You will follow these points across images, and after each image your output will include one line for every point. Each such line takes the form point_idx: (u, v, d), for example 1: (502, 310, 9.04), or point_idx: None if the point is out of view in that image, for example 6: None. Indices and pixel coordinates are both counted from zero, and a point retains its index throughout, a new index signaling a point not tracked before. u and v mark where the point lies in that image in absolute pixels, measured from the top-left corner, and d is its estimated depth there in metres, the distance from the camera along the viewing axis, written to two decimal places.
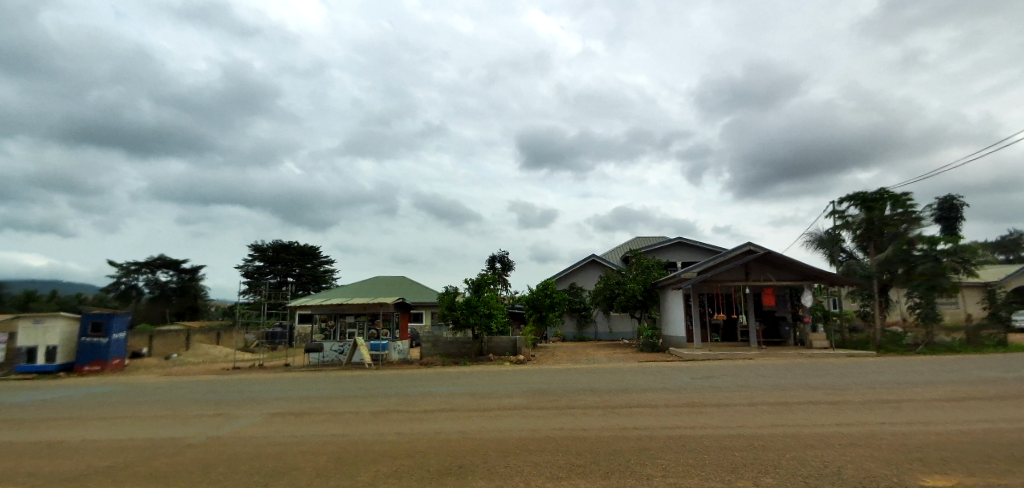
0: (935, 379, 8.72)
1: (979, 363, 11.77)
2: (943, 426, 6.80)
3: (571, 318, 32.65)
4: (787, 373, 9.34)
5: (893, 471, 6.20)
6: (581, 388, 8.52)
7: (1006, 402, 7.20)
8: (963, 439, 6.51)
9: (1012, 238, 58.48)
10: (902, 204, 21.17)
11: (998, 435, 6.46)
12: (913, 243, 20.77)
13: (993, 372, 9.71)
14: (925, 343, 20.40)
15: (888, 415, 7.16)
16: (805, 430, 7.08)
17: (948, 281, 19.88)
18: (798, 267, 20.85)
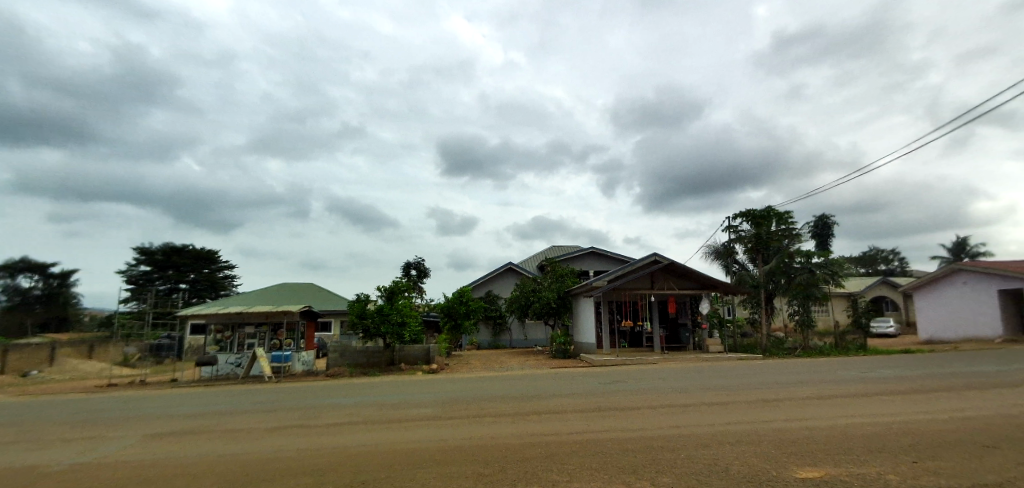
0: (808, 379, 9.65)
1: (847, 366, 13.05)
2: (815, 421, 7.54)
3: (486, 326, 32.88)
4: (685, 376, 9.93)
5: (772, 466, 6.76)
6: (494, 395, 8.53)
7: (864, 398, 8.11)
8: (831, 434, 7.24)
9: (872, 253, 66.84)
10: (784, 222, 23.37)
11: (858, 428, 7.26)
12: (793, 257, 23.06)
13: (854, 373, 10.92)
14: (802, 347, 22.69)
15: (770, 413, 7.83)
16: (700, 430, 7.54)
17: (820, 291, 22.31)
18: (698, 277, 22.53)
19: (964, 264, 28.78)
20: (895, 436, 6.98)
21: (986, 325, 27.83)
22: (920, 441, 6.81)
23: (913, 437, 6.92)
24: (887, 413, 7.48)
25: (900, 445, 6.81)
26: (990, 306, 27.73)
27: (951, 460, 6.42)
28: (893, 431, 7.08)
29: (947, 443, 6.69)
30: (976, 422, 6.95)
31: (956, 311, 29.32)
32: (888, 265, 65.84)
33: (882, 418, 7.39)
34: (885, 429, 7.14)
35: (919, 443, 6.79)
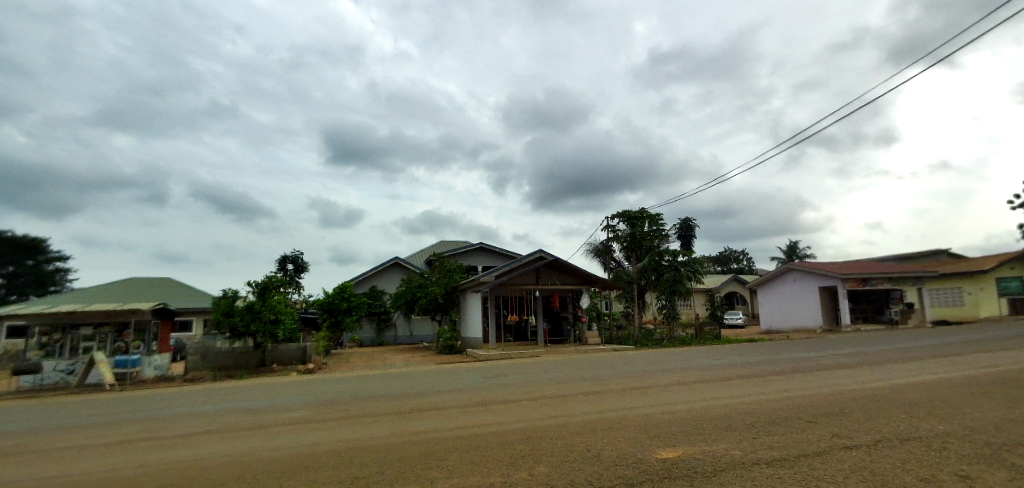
0: (670, 367, 10.59)
1: (703, 353, 14.41)
2: (675, 406, 8.28)
3: (370, 323, 32.36)
4: (565, 368, 10.43)
5: (638, 448, 7.30)
6: (375, 396, 8.33)
7: (715, 383, 9.07)
8: (689, 416, 8.01)
9: (726, 253, 75.46)
10: (654, 223, 25.68)
11: (710, 410, 8.08)
12: (662, 255, 25.09)
13: (709, 359, 12.26)
14: (668, 338, 24.78)
15: (638, 400, 8.45)
16: (576, 419, 7.96)
17: (684, 286, 24.87)
18: (578, 273, 24.49)
19: (794, 263, 33.54)
20: (740, 414, 7.89)
21: (808, 315, 32.73)
22: (758, 418, 7.78)
23: (752, 416, 7.84)
24: (731, 396, 8.43)
25: (742, 424, 7.69)
26: (812, 300, 32.58)
27: (781, 433, 7.40)
28: (737, 411, 7.97)
29: (778, 418, 7.70)
30: (800, 399, 8.09)
31: (789, 304, 34.14)
32: (739, 264, 74.84)
33: (729, 400, 8.30)
34: (731, 410, 8.02)
35: (757, 419, 7.74)
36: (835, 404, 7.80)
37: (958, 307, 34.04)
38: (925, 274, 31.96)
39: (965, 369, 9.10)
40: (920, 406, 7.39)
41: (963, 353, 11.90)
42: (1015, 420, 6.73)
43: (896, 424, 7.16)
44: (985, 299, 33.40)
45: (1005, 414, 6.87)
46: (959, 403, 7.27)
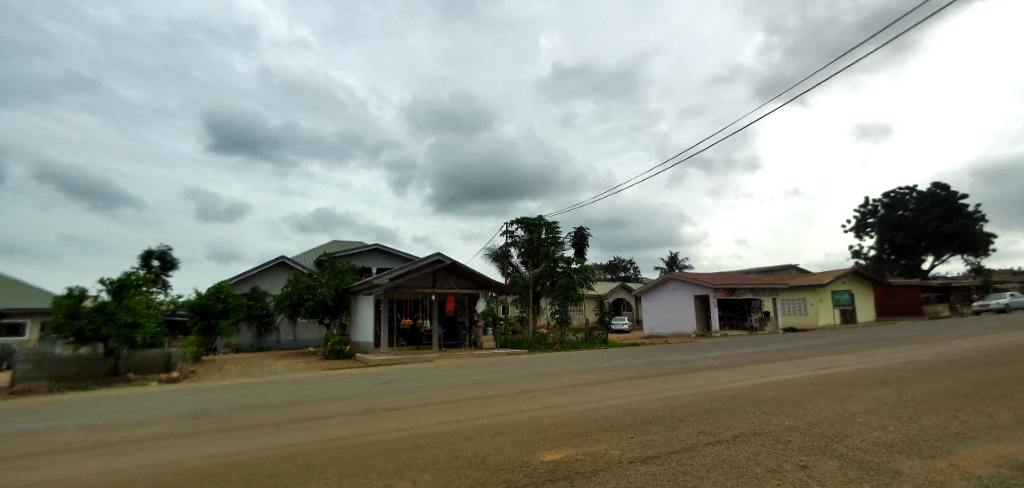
0: (558, 371, 11.20)
1: (592, 356, 15.38)
2: (561, 408, 8.66)
3: (250, 326, 30.51)
4: (458, 373, 10.66)
5: (526, 450, 7.44)
6: (255, 411, 7.86)
7: (596, 387, 9.70)
8: (575, 418, 8.39)
9: (616, 263, 81.16)
10: (551, 230, 27.62)
11: (592, 412, 8.54)
12: (557, 261, 27.17)
13: (597, 363, 13.05)
14: (560, 342, 26.50)
15: (527, 404, 8.73)
16: (466, 424, 8.00)
17: (576, 292, 26.65)
18: (476, 277, 24.93)
19: (675, 273, 36.83)
20: (620, 416, 8.40)
21: (685, 321, 35.96)
22: (638, 418, 8.32)
23: (629, 417, 8.39)
24: (610, 400, 8.99)
25: (620, 424, 8.19)
26: (688, 307, 36.04)
27: (656, 431, 7.95)
28: (616, 413, 8.51)
29: (655, 417, 8.29)
30: (675, 401, 8.78)
31: (669, 310, 37.33)
32: (627, 273, 80.84)
33: (607, 403, 8.85)
34: (611, 413, 8.53)
35: (635, 420, 8.27)
36: (702, 403, 8.57)
37: (803, 316, 39.04)
38: (779, 286, 36.57)
39: (804, 370, 10.45)
40: (771, 403, 8.32)
41: (804, 356, 13.72)
42: (840, 414, 7.78)
43: (753, 421, 7.94)
44: (823, 308, 38.75)
45: (832, 408, 7.95)
46: (800, 400, 8.30)
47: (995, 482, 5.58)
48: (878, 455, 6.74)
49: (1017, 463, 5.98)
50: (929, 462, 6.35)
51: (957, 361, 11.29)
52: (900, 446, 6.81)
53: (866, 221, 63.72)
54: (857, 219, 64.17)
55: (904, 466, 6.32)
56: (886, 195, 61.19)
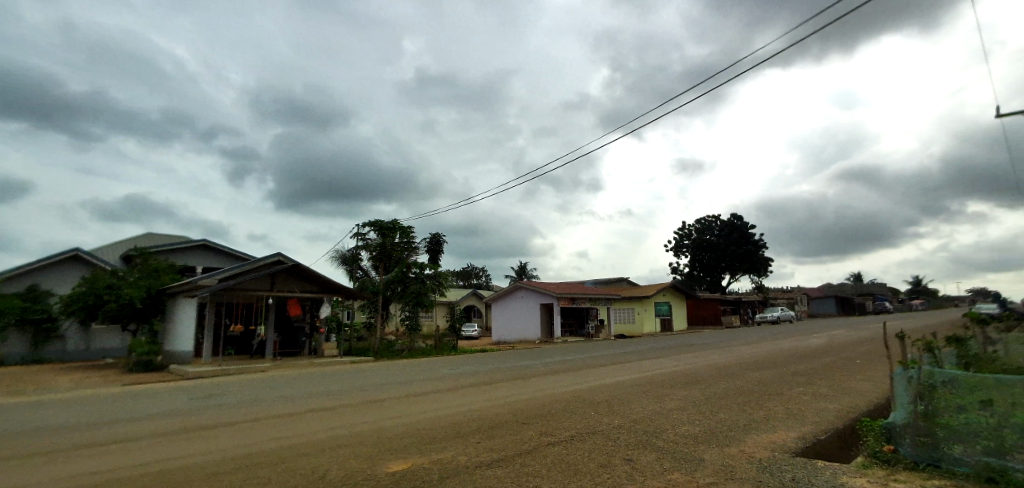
0: (401, 392, 11.42)
1: (416, 369, 17.35)
2: (406, 420, 8.62)
3: (22, 334, 25.18)
4: (294, 399, 10.39)
5: (371, 464, 6.91)
6: (21, 449, 6.62)
7: (440, 403, 9.99)
8: (421, 426, 8.40)
9: (469, 269, 83.88)
10: (405, 236, 29.35)
11: (439, 423, 8.55)
12: (410, 267, 28.78)
13: (435, 380, 14.05)
14: (408, 348, 27.88)
15: (372, 419, 8.56)
16: (305, 440, 7.53)
17: (427, 298, 28.69)
18: (318, 280, 24.90)
19: (523, 282, 39.01)
20: (466, 423, 8.54)
21: (531, 328, 38.34)
22: (486, 424, 8.53)
23: (476, 423, 8.59)
24: (457, 412, 9.17)
25: (466, 430, 8.31)
26: (534, 315, 38.35)
27: (503, 435, 8.14)
28: (463, 421, 8.64)
29: (501, 423, 8.54)
30: (518, 409, 9.19)
31: (515, 318, 39.52)
32: (478, 280, 83.77)
33: (453, 414, 9.03)
34: (457, 422, 8.62)
35: (483, 425, 8.46)
36: (544, 407, 9.17)
37: (632, 323, 42.79)
38: (612, 296, 40.84)
39: (622, 377, 11.81)
40: (602, 405, 9.14)
41: (625, 361, 15.60)
42: (659, 412, 8.74)
43: (590, 420, 8.59)
44: (647, 317, 43.69)
45: (653, 407, 8.93)
46: (628, 401, 9.21)
47: (772, 462, 5.69)
48: (687, 443, 7.21)
49: (787, 446, 6.47)
50: (723, 450, 6.46)
51: (745, 365, 13.41)
52: (703, 437, 7.43)
53: (681, 241, 73.57)
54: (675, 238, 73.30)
55: (704, 455, 6.24)
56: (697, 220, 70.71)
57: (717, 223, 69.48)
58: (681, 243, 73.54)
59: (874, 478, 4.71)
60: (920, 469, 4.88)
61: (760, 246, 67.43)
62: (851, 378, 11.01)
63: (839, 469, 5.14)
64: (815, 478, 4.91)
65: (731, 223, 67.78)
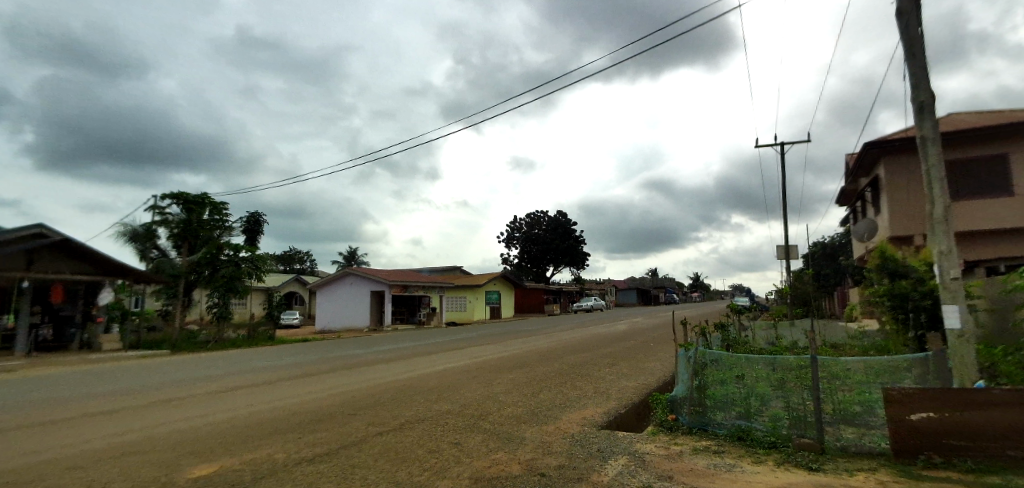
0: (194, 395, 9.55)
1: (219, 363, 14.89)
2: (208, 425, 7.17)
3: None
4: (36, 411, 7.82)
5: (166, 470, 5.41)
6: None
7: (251, 403, 8.61)
8: (227, 429, 7.05)
9: (291, 253, 75.95)
10: (217, 212, 25.01)
11: (251, 424, 7.31)
12: (221, 248, 24.97)
13: (239, 375, 12.26)
14: (215, 340, 23.78)
15: (159, 431, 6.87)
16: (60, 457, 5.61)
17: (242, 284, 25.28)
18: (99, 258, 20.00)
19: (353, 268, 36.89)
20: (287, 420, 7.49)
21: (360, 316, 36.42)
22: (311, 416, 7.73)
23: (299, 419, 7.59)
24: (274, 410, 7.97)
25: (288, 426, 7.23)
26: (362, 303, 36.60)
27: (332, 426, 7.28)
28: (282, 420, 7.52)
29: (329, 416, 7.72)
30: (346, 403, 8.44)
31: (343, 305, 37.23)
32: (302, 265, 76.38)
33: (268, 413, 7.83)
34: (275, 421, 7.48)
35: (307, 418, 7.61)
36: (374, 397, 8.75)
37: (464, 311, 44.39)
38: (444, 285, 40.97)
39: (447, 364, 11.94)
40: (433, 393, 9.03)
41: (456, 347, 16.04)
42: (488, 396, 9.05)
43: (423, 408, 8.35)
44: (477, 306, 45.55)
45: (480, 392, 9.20)
46: (456, 388, 9.30)
47: (582, 435, 6.32)
48: (516, 423, 7.54)
49: (593, 421, 7.26)
50: (541, 428, 6.92)
51: (557, 349, 14.83)
52: (529, 418, 7.85)
53: (510, 233, 78.08)
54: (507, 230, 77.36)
55: (527, 434, 6.62)
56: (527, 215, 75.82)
57: (544, 219, 75.79)
58: (512, 236, 77.84)
59: (660, 443, 5.56)
60: (694, 433, 5.96)
61: (579, 242, 75.94)
62: (643, 358, 13.07)
63: (635, 438, 5.96)
64: (615, 448, 5.57)
65: (557, 220, 74.81)
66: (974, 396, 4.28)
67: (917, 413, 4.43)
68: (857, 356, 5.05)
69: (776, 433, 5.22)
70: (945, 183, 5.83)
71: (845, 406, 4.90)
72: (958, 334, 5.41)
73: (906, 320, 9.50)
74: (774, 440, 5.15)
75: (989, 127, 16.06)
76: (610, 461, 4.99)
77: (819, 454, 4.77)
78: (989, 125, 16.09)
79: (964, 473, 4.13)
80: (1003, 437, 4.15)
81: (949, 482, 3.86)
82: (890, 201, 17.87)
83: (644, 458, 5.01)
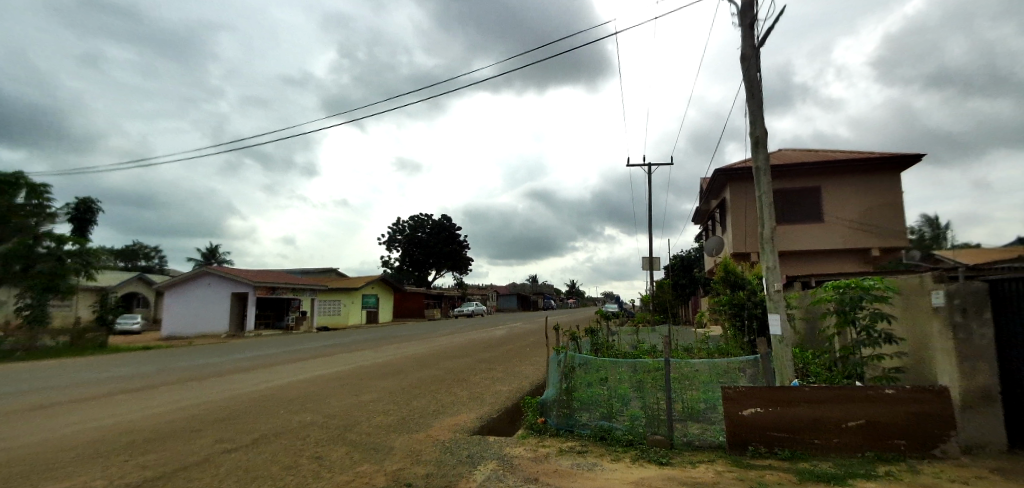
0: None
1: (18, 377, 12.00)
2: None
3: None
4: None
5: None
6: None
7: (60, 424, 7.03)
8: (23, 456, 5.66)
9: (134, 248, 65.20)
10: (35, 196, 20.55)
11: (60, 448, 5.96)
12: (39, 239, 20.69)
13: (46, 390, 9.98)
14: (24, 349, 19.37)
15: None
16: None
17: (67, 282, 21.06)
18: None
19: (212, 267, 32.76)
20: (110, 441, 6.24)
21: (218, 321, 32.41)
22: (143, 436, 6.50)
23: (128, 438, 6.38)
24: (92, 432, 6.59)
25: (113, 447, 6.04)
26: (222, 305, 32.64)
27: (171, 443, 6.24)
28: (104, 441, 6.25)
29: (168, 434, 6.62)
30: (191, 419, 7.31)
31: (197, 309, 32.86)
32: (147, 262, 65.98)
33: (85, 434, 6.45)
34: (94, 443, 6.19)
35: (136, 439, 6.36)
36: (224, 412, 7.68)
37: (336, 315, 41.52)
38: (318, 287, 38.34)
39: (314, 373, 10.98)
40: (296, 405, 8.24)
41: (326, 354, 14.96)
42: (357, 404, 8.50)
43: (285, 418, 7.56)
44: (352, 310, 43.33)
45: (349, 401, 8.62)
46: (323, 399, 8.60)
47: (453, 443, 6.19)
48: (387, 429, 7.16)
49: (466, 427, 7.18)
50: (412, 436, 6.61)
51: (434, 355, 14.56)
52: (401, 423, 7.51)
53: (392, 235, 75.60)
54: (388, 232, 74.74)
55: (394, 443, 6.25)
56: (410, 217, 74.01)
57: (428, 222, 74.57)
58: (394, 237, 75.43)
59: (529, 446, 5.67)
60: (561, 434, 6.15)
61: (462, 246, 76.34)
62: (519, 363, 13.42)
63: (505, 442, 6.00)
64: (486, 453, 5.56)
65: (441, 224, 74.34)
66: (790, 394, 5.06)
67: (747, 409, 5.08)
68: (704, 359, 5.76)
69: (633, 431, 5.67)
70: (773, 208, 6.92)
71: (691, 404, 5.59)
72: (779, 339, 6.37)
73: (742, 326, 10.97)
74: (632, 438, 5.57)
75: (804, 166, 19.49)
76: (479, 467, 4.95)
77: (669, 449, 5.23)
78: (803, 163, 19.48)
79: (781, 461, 4.84)
80: (809, 428, 4.96)
81: (769, 469, 4.48)
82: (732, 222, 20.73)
83: (512, 461, 5.07)
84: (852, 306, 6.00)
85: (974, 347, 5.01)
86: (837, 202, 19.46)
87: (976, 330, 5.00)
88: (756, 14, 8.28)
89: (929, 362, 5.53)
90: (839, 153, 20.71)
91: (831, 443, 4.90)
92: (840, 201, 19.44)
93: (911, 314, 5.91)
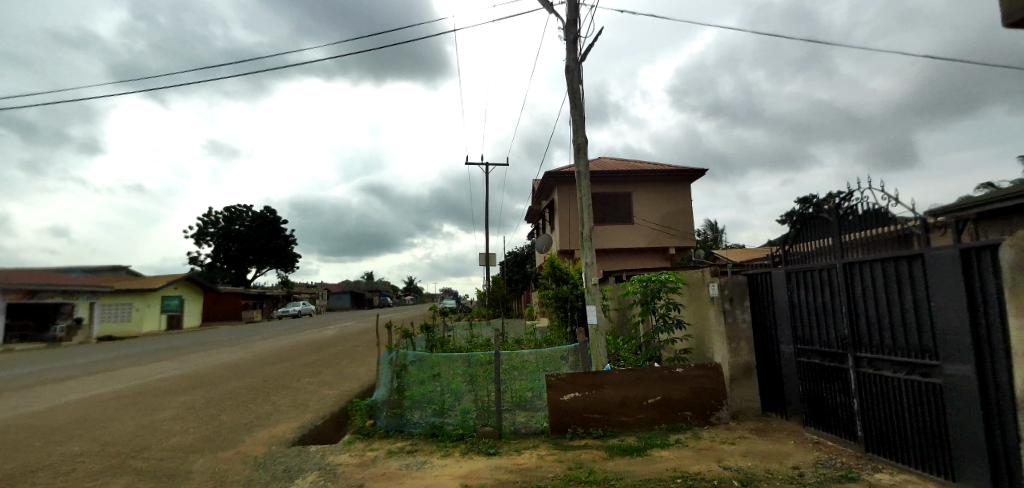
0: None
1: None
2: None
3: None
4: None
5: None
6: None
7: None
8: None
9: None
10: None
11: None
12: None
13: None
14: None
15: None
16: None
17: None
18: None
19: None
20: None
21: None
22: None
23: None
24: None
25: None
26: None
27: None
28: None
29: None
30: None
31: None
32: None
33: None
34: None
35: None
36: None
37: (125, 322, 35.15)
38: (101, 288, 32.07)
39: (85, 396, 8.91)
40: (64, 433, 6.66)
41: (111, 369, 12.38)
42: (149, 424, 7.20)
43: (43, 449, 6.05)
44: (148, 314, 36.85)
45: (138, 422, 7.25)
46: (103, 423, 7.10)
47: (267, 457, 5.59)
48: (189, 448, 6.18)
49: (284, 438, 6.54)
50: (218, 455, 5.81)
51: (255, 362, 13.01)
52: (209, 439, 6.54)
53: (207, 229, 65.82)
54: (200, 224, 65.02)
55: (195, 466, 5.41)
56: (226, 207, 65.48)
57: (248, 214, 67.12)
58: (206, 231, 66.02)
59: (356, 452, 5.39)
60: (390, 436, 5.96)
61: (290, 241, 70.48)
62: (351, 365, 12.72)
63: (327, 451, 5.59)
64: (306, 465, 5.12)
65: (263, 216, 67.47)
66: (602, 378, 5.64)
67: (568, 394, 5.56)
68: (532, 349, 6.08)
69: (464, 425, 5.80)
70: (592, 210, 7.67)
71: (519, 393, 5.85)
72: (595, 328, 7.06)
73: (566, 317, 12.02)
74: (462, 433, 5.70)
75: (621, 175, 22.22)
76: (296, 482, 4.54)
77: (497, 439, 5.56)
78: (620, 171, 22.16)
79: (594, 439, 5.38)
80: (619, 408, 5.59)
81: (585, 448, 4.94)
82: (562, 223, 22.59)
83: (336, 471, 4.76)
84: (653, 298, 6.99)
85: (736, 330, 6.24)
86: (646, 208, 22.53)
87: (740, 316, 6.24)
88: (579, 32, 9.40)
89: (707, 342, 6.72)
90: (647, 165, 24.04)
91: (635, 419, 5.59)
92: (648, 207, 22.56)
93: (695, 303, 7.11)
